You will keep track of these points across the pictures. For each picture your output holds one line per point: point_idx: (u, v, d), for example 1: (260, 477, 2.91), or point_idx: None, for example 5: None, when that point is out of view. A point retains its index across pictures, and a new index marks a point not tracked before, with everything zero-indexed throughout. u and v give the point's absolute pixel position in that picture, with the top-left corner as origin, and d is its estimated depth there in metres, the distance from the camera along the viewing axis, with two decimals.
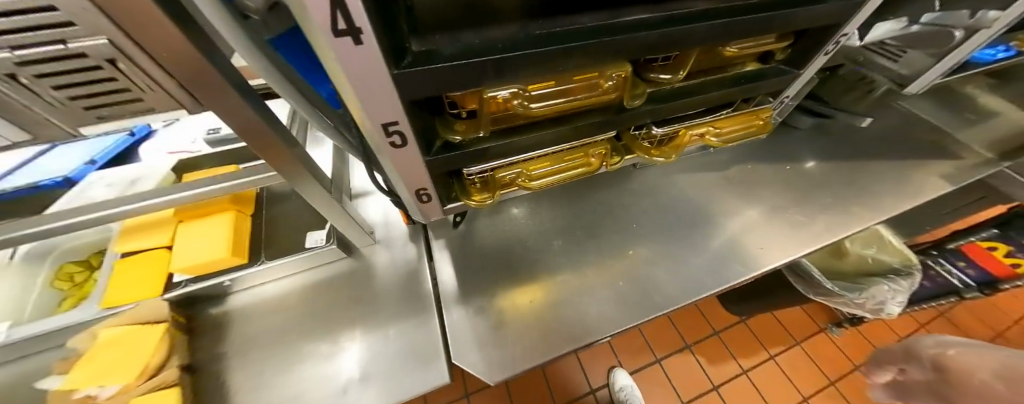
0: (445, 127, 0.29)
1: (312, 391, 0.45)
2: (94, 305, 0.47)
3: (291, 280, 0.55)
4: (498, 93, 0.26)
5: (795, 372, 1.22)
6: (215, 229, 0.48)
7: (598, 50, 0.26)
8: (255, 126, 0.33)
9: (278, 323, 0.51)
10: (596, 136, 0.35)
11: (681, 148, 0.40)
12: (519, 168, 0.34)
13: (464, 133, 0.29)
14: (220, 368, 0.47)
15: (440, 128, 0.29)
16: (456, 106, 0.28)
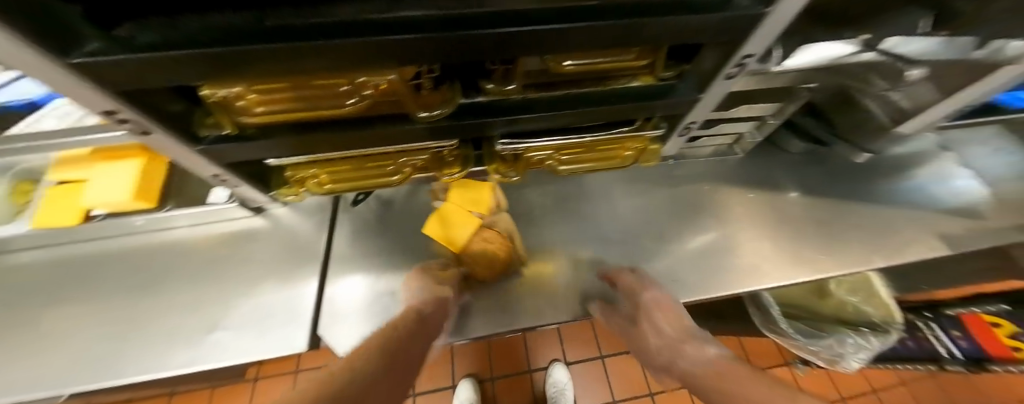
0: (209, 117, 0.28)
1: (196, 332, 0.51)
2: (30, 223, 0.54)
3: (198, 230, 0.59)
4: (225, 93, 0.23)
5: (756, 353, 1.25)
6: (121, 172, 0.51)
7: (331, 51, 0.21)
8: (81, 97, 0.22)
9: (181, 268, 0.56)
10: (409, 146, 0.33)
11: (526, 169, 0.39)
12: (318, 168, 0.34)
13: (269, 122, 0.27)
14: (129, 297, 0.54)
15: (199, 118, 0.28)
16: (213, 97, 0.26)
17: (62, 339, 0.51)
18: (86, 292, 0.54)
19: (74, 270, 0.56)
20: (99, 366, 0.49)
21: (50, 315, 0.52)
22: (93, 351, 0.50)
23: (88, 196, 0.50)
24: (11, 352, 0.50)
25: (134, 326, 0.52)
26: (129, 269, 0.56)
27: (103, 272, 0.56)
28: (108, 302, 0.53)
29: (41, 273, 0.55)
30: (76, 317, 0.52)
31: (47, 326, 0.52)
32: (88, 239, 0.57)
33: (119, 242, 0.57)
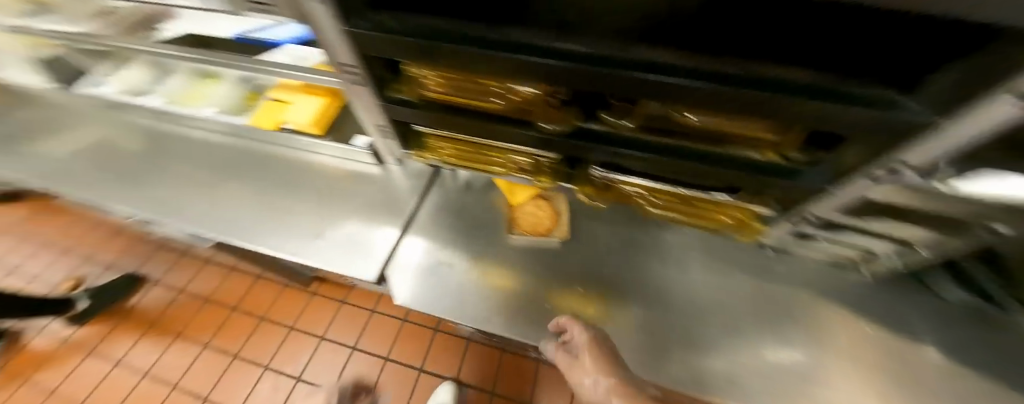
0: (397, 83, 0.38)
1: (310, 236, 0.66)
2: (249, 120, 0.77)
3: (338, 161, 0.75)
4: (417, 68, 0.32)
5: None
6: (314, 104, 0.69)
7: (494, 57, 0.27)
8: (341, 53, 0.33)
9: (312, 184, 0.73)
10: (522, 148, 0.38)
11: (615, 199, 0.42)
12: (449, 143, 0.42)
13: (383, 84, 0.36)
14: (281, 193, 0.72)
15: (392, 82, 0.37)
16: (407, 73, 0.36)
17: (237, 206, 0.73)
18: (259, 178, 0.76)
19: (258, 162, 0.78)
20: (250, 233, 0.69)
21: (237, 187, 0.76)
22: (254, 222, 0.70)
23: (290, 114, 0.70)
24: (217, 203, 0.75)
25: (279, 214, 0.70)
26: (290, 174, 0.75)
27: (276, 170, 0.76)
28: (265, 190, 0.73)
29: (243, 158, 0.80)
30: (249, 192, 0.74)
31: (235, 193, 0.75)
32: (273, 144, 0.79)
33: (291, 153, 0.77)
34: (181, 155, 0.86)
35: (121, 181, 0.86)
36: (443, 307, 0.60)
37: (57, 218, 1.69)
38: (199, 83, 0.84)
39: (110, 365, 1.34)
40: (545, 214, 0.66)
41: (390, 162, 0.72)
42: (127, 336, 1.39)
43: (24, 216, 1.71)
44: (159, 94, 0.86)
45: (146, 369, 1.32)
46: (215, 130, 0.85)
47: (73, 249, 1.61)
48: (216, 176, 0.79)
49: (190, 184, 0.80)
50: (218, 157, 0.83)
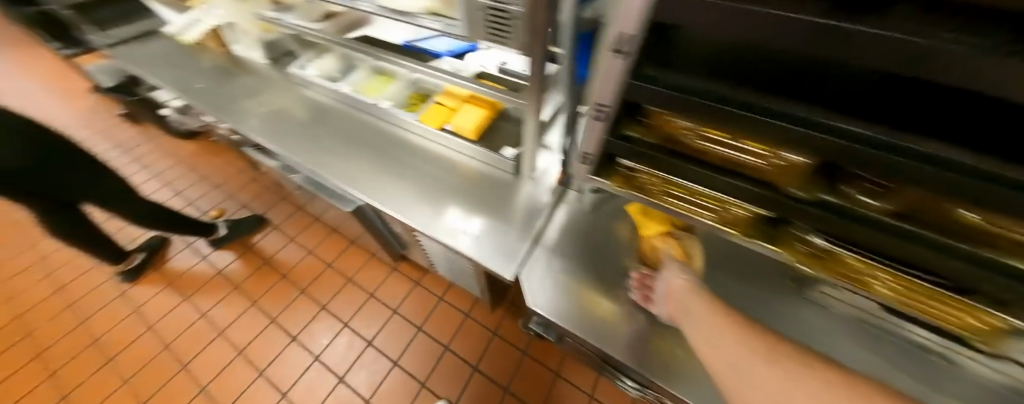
0: (635, 126, 0.48)
1: (454, 224, 0.77)
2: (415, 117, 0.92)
3: (482, 166, 0.87)
4: (685, 122, 0.42)
5: None
6: (476, 115, 0.82)
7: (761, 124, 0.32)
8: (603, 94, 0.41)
9: (457, 184, 0.85)
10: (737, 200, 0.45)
11: (830, 270, 0.45)
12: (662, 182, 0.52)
13: (630, 126, 0.47)
14: (432, 183, 0.86)
15: (628, 124, 0.47)
16: (654, 122, 0.46)
17: (398, 187, 0.86)
18: (414, 170, 0.90)
19: (415, 154, 0.93)
20: (403, 209, 0.82)
21: (397, 172, 0.89)
22: (408, 201, 0.83)
23: (454, 120, 0.84)
24: (379, 179, 0.88)
25: (429, 200, 0.83)
26: (440, 168, 0.89)
27: (428, 162, 0.91)
28: (421, 181, 0.86)
29: (404, 148, 0.95)
30: (405, 179, 0.88)
31: (395, 178, 0.88)
32: (430, 140, 0.94)
33: (443, 150, 0.92)
34: (351, 131, 1.02)
35: (303, 141, 1.02)
36: (560, 313, 0.67)
37: (215, 160, 2.09)
38: (380, 80, 1.05)
39: (231, 288, 1.57)
40: (676, 252, 0.66)
41: (527, 175, 0.82)
42: (246, 269, 1.63)
43: (192, 153, 2.14)
44: (346, 82, 1.06)
45: (256, 300, 1.52)
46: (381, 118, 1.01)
47: (220, 187, 1.97)
48: (376, 157, 0.94)
49: (357, 158, 0.95)
50: (380, 141, 0.98)
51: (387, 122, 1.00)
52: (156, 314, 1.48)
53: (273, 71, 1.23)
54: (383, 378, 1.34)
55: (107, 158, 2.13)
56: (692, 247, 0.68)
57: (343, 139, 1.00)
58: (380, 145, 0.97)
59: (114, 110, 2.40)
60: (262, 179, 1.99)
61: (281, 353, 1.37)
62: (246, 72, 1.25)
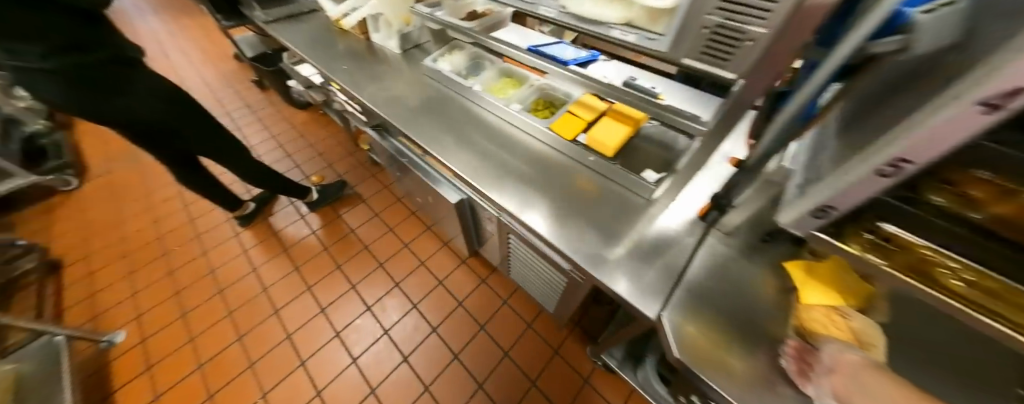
0: (933, 189, 0.35)
1: (582, 242, 0.74)
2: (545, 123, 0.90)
3: (611, 183, 0.83)
4: None
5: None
6: (618, 131, 0.78)
7: None
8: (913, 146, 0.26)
9: (581, 198, 0.82)
10: None
11: None
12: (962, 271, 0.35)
13: (926, 186, 0.35)
14: (557, 194, 0.83)
15: (926, 187, 0.36)
16: (964, 187, 0.32)
17: (523, 190, 0.85)
18: (537, 176, 0.88)
19: (537, 158, 0.92)
20: (527, 214, 0.80)
21: (521, 175, 0.88)
22: (532, 207, 0.82)
23: (592, 133, 0.80)
24: (501, 179, 0.88)
25: (554, 210, 0.80)
26: (565, 177, 0.86)
27: (552, 170, 0.89)
28: (546, 190, 0.84)
29: (527, 151, 0.94)
30: (528, 184, 0.86)
31: (518, 181, 0.87)
32: (554, 147, 0.92)
33: (568, 160, 0.89)
34: (472, 127, 1.04)
35: (429, 128, 1.06)
36: (711, 371, 0.55)
37: (321, 131, 2.32)
38: (507, 86, 1.06)
39: (321, 249, 1.70)
40: (843, 335, 0.50)
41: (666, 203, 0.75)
42: (334, 234, 1.76)
43: (303, 122, 2.40)
44: (477, 81, 1.07)
45: (341, 265, 1.63)
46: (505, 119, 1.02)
47: (322, 155, 2.18)
48: (498, 156, 0.94)
49: (480, 153, 0.96)
50: (502, 141, 0.98)
51: (510, 123, 1.01)
52: (259, 259, 1.65)
53: (402, 60, 1.32)
54: (443, 369, 1.34)
55: (235, 116, 2.45)
56: (869, 336, 0.50)
57: (466, 133, 1.02)
58: (502, 144, 0.97)
59: (248, 76, 2.79)
60: (357, 154, 2.17)
61: (359, 319, 1.46)
62: (378, 58, 1.35)
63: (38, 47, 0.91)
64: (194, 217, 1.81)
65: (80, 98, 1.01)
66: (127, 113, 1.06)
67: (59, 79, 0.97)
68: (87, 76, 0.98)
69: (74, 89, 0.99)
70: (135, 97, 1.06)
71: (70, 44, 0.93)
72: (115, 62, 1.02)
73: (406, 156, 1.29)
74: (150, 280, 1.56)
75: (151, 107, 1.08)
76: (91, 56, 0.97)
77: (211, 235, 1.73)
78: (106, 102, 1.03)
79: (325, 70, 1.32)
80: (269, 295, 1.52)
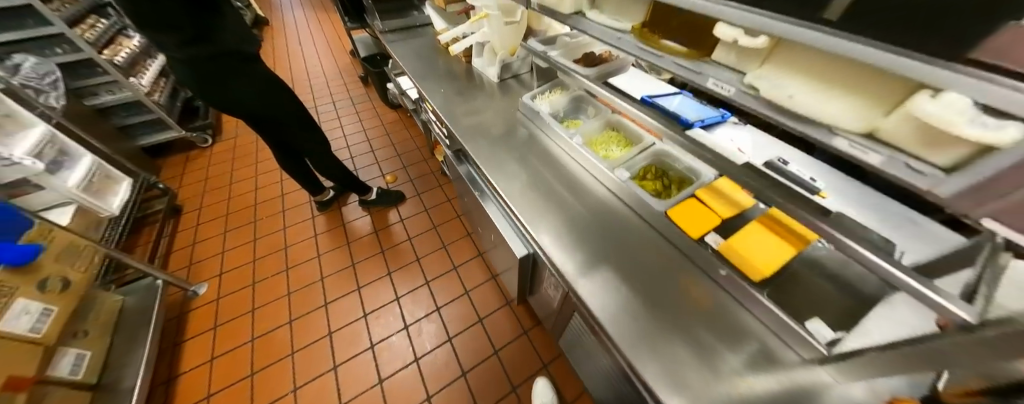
0: None
1: (695, 386, 0.54)
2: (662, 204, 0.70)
3: (742, 309, 0.61)
4: None
5: None
6: (776, 250, 0.55)
7: None
8: None
9: (691, 321, 0.61)
10: None
11: None
12: None
13: None
14: (663, 300, 0.64)
15: None
16: None
17: (612, 288, 0.67)
18: (631, 273, 0.69)
19: (635, 249, 0.72)
20: (619, 318, 0.62)
21: (611, 265, 0.71)
22: (628, 309, 0.63)
23: (733, 241, 0.59)
24: (591, 259, 0.72)
25: (657, 324, 0.61)
26: (675, 281, 0.67)
27: (658, 265, 0.70)
28: (643, 299, 0.65)
29: (620, 232, 0.76)
30: (619, 282, 0.68)
31: (605, 273, 0.69)
32: (664, 233, 0.73)
33: (681, 256, 0.69)
34: (558, 181, 0.89)
35: (512, 172, 0.94)
36: None
37: (404, 133, 2.44)
38: (613, 143, 0.89)
39: (379, 251, 1.72)
40: None
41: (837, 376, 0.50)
42: (394, 238, 1.78)
43: (391, 121, 2.55)
44: (577, 130, 0.91)
45: (391, 272, 1.63)
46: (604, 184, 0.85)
47: (400, 156, 2.26)
48: (581, 232, 0.77)
49: (563, 221, 0.80)
50: (590, 210, 0.82)
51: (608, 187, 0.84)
52: (324, 247, 1.73)
53: (497, 89, 1.26)
54: None
55: (338, 105, 2.71)
56: None
57: (550, 190, 0.88)
58: (595, 212, 0.81)
59: (358, 71, 3.09)
60: (431, 162, 2.21)
61: (394, 336, 1.40)
62: (473, 83, 1.32)
63: (173, 37, 1.02)
64: (285, 192, 2.00)
65: (202, 83, 1.14)
66: (234, 98, 1.19)
67: (189, 66, 1.10)
68: (207, 66, 1.10)
69: (198, 75, 1.12)
70: (245, 86, 1.18)
71: (198, 37, 1.04)
72: (229, 54, 1.12)
73: (479, 189, 1.21)
74: (238, 242, 1.74)
75: (255, 100, 1.22)
76: (209, 49, 1.07)
77: (293, 213, 1.89)
78: (218, 88, 1.16)
79: (421, 86, 1.32)
80: (324, 284, 1.57)
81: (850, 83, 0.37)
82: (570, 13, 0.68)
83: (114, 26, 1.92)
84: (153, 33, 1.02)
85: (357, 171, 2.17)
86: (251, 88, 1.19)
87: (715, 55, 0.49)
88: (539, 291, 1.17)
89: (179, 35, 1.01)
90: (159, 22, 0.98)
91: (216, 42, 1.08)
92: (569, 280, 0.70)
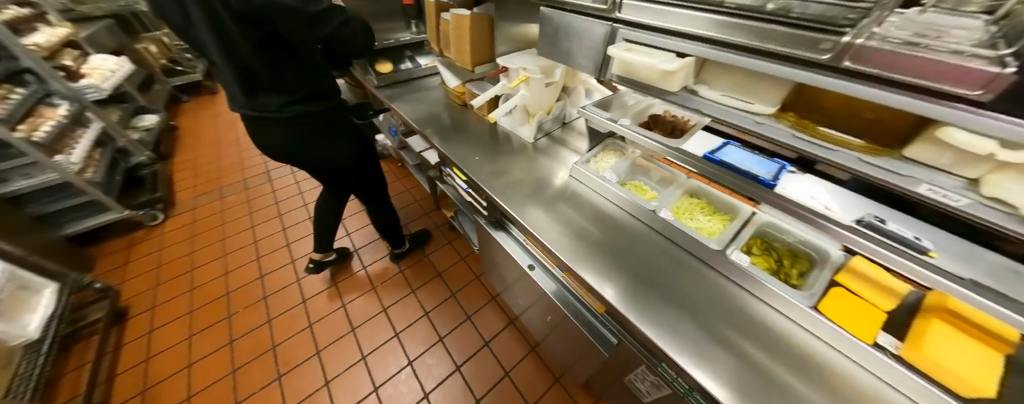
0: None
1: None
2: (805, 294, 0.61)
3: None
4: None
5: None
6: (981, 359, 0.47)
7: None
8: None
9: (823, 402, 0.54)
10: None
11: None
12: None
13: None
14: None
15: None
16: None
17: (714, 358, 0.61)
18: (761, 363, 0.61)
19: (728, 312, 0.67)
20: None
21: (714, 338, 0.64)
22: None
23: (923, 352, 0.49)
24: (729, 367, 0.60)
25: None
26: (837, 377, 0.57)
27: (809, 362, 0.59)
28: (752, 369, 0.59)
29: (743, 325, 0.66)
30: (723, 349, 0.62)
31: (704, 339, 0.64)
32: (796, 323, 0.64)
33: (831, 349, 0.60)
34: (645, 261, 0.78)
35: (573, 241, 0.85)
36: None
37: (398, 185, 2.23)
38: (699, 211, 0.82)
39: (392, 334, 1.46)
40: None
41: None
42: (408, 315, 1.53)
43: None
44: (659, 203, 0.83)
45: (412, 359, 1.38)
46: (699, 257, 0.76)
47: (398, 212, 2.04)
48: (666, 295, 0.71)
49: (647, 287, 0.73)
50: (671, 275, 0.75)
51: (710, 265, 0.75)
52: (324, 338, 1.45)
53: (531, 148, 1.16)
54: None
55: None
56: None
57: (625, 256, 0.80)
58: (709, 302, 0.69)
59: None
60: (434, 216, 2.02)
61: None
62: (501, 143, 1.20)
63: (284, 97, 0.97)
64: (265, 273, 1.70)
65: (297, 143, 1.06)
66: (324, 155, 1.12)
67: (285, 125, 1.02)
68: (313, 123, 1.05)
69: (293, 133, 1.05)
70: (337, 145, 1.12)
71: (311, 95, 1.01)
72: (335, 110, 1.09)
73: (530, 261, 1.06)
74: (209, 348, 1.41)
75: (335, 159, 1.15)
76: (321, 106, 1.04)
77: (279, 297, 1.59)
78: (311, 145, 1.08)
79: (445, 151, 1.18)
80: (330, 389, 1.29)
81: None
82: (677, 89, 0.60)
83: (33, 96, 1.58)
84: (256, 95, 0.95)
85: (349, 235, 1.90)
86: (345, 141, 1.14)
87: (913, 153, 0.42)
88: (610, 377, 1.02)
89: (297, 93, 0.98)
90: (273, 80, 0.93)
91: (330, 98, 1.06)
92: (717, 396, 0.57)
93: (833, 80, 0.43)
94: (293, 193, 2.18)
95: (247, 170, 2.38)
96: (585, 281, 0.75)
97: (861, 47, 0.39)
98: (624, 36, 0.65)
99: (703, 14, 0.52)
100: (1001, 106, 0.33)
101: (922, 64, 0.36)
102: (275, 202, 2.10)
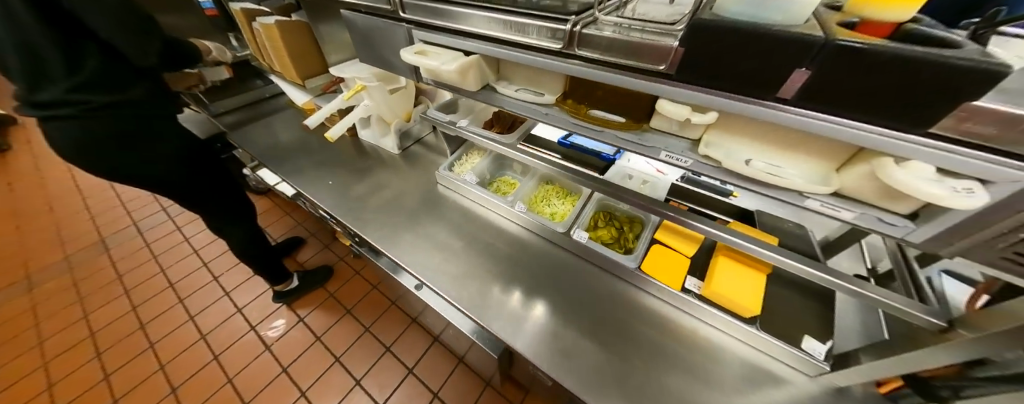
0: None
1: None
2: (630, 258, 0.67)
3: (732, 339, 0.62)
4: None
5: None
6: (748, 282, 0.57)
7: None
8: None
9: (654, 351, 0.61)
10: None
11: None
12: None
13: None
14: (665, 360, 0.60)
15: None
16: None
17: (566, 340, 0.64)
18: (608, 332, 0.65)
19: (582, 289, 0.72)
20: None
21: (568, 319, 0.67)
22: (651, 388, 0.57)
23: (712, 287, 0.57)
24: (579, 344, 0.63)
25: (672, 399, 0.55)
26: (664, 325, 0.65)
27: (644, 317, 0.67)
28: (599, 343, 0.63)
29: (594, 299, 0.70)
30: (574, 331, 0.65)
31: (557, 325, 0.66)
32: (636, 284, 0.71)
33: (661, 300, 0.68)
34: (510, 257, 0.79)
35: (438, 252, 0.81)
36: None
37: (287, 220, 1.95)
38: (553, 197, 0.86)
39: (297, 394, 1.28)
40: None
41: (811, 374, 0.56)
42: (315, 367, 1.36)
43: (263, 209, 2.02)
44: (515, 197, 0.84)
45: None
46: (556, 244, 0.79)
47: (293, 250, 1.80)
48: (525, 291, 0.73)
49: (510, 283, 0.74)
50: (532, 266, 0.77)
51: (566, 249, 0.79)
52: None
53: (401, 159, 1.08)
54: None
55: (173, 212, 2.01)
56: None
57: (489, 256, 0.79)
58: (566, 284, 0.73)
59: None
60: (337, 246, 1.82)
61: None
62: (367, 160, 1.10)
63: (70, 82, 0.75)
64: (112, 371, 1.35)
65: (96, 143, 0.81)
66: (144, 159, 0.87)
67: (78, 119, 0.78)
68: (122, 120, 0.82)
69: (103, 131, 0.81)
70: (158, 150, 0.88)
71: (115, 86, 0.80)
72: (159, 109, 0.88)
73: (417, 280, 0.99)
74: None
75: (156, 165, 0.89)
76: (133, 97, 0.82)
77: (136, 395, 1.28)
78: (123, 147, 0.84)
79: (299, 183, 1.03)
80: None
81: (799, 148, 0.38)
82: (478, 88, 0.60)
83: None
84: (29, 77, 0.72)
85: (228, 295, 1.59)
86: (179, 141, 0.91)
87: (654, 125, 0.47)
88: (523, 370, 1.01)
89: (91, 77, 0.76)
90: (77, 59, 0.74)
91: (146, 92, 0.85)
92: (564, 381, 0.59)
93: (577, 67, 0.45)
94: (144, 259, 1.76)
95: (71, 245, 1.85)
96: (454, 298, 0.72)
97: (582, 34, 0.41)
98: (418, 37, 0.61)
99: (468, 10, 0.51)
100: (685, 77, 0.37)
101: (627, 45, 0.39)
102: (119, 277, 1.68)
